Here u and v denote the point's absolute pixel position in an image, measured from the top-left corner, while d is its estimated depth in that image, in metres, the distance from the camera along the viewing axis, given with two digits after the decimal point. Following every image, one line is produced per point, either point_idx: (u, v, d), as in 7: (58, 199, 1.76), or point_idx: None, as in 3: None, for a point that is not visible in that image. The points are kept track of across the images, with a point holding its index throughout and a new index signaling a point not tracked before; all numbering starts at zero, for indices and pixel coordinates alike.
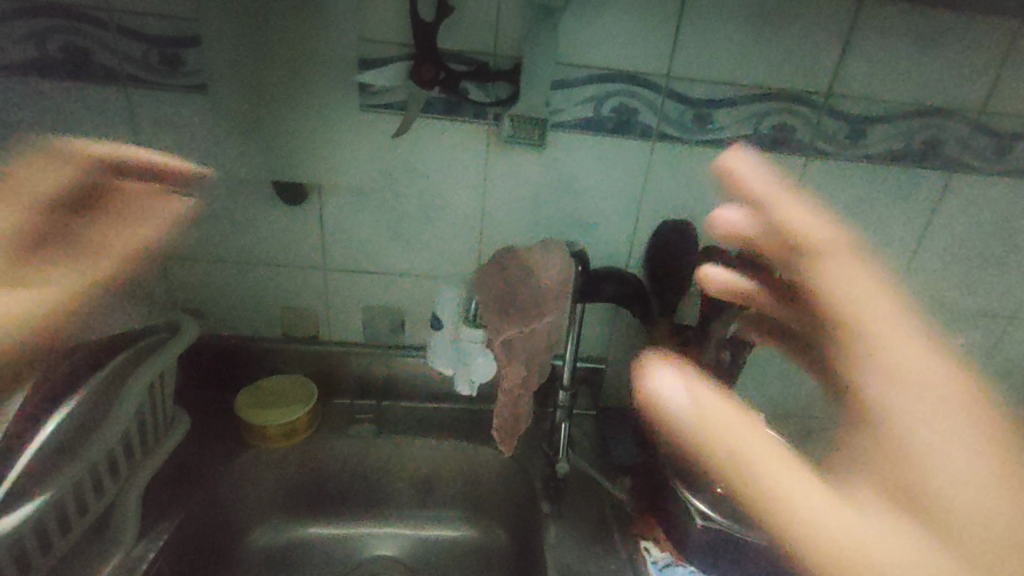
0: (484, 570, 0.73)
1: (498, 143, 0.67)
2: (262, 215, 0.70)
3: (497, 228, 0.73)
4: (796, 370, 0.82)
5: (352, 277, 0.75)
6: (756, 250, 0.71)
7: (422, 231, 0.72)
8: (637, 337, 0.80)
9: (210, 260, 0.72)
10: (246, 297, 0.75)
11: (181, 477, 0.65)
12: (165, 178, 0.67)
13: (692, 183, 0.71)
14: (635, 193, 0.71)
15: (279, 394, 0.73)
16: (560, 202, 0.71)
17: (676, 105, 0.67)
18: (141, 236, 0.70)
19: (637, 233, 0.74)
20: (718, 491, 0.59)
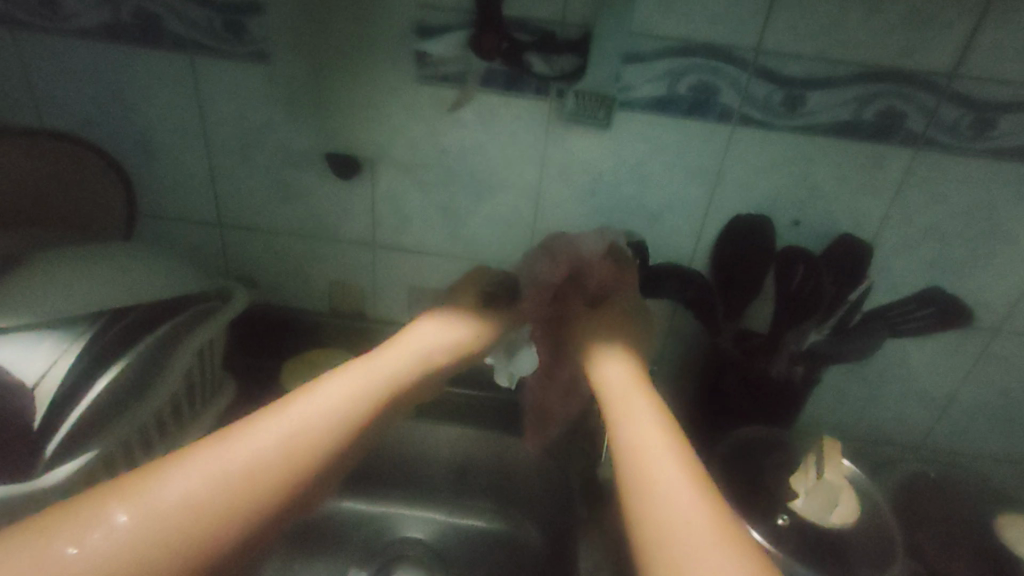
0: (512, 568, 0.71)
1: (559, 121, 0.62)
2: (313, 187, 0.69)
3: (551, 214, 0.68)
4: (883, 392, 0.72)
5: (399, 255, 0.73)
6: (844, 251, 0.63)
7: (472, 212, 0.69)
8: (696, 340, 0.73)
9: (264, 231, 0.73)
10: (297, 268, 0.75)
11: None
12: (224, 147, 0.67)
13: (774, 173, 0.63)
14: (706, 183, 0.64)
15: (321, 366, 0.73)
16: (622, 188, 0.66)
17: (764, 84, 0.59)
18: (201, 204, 0.71)
19: (706, 227, 0.67)
20: (780, 522, 0.51)
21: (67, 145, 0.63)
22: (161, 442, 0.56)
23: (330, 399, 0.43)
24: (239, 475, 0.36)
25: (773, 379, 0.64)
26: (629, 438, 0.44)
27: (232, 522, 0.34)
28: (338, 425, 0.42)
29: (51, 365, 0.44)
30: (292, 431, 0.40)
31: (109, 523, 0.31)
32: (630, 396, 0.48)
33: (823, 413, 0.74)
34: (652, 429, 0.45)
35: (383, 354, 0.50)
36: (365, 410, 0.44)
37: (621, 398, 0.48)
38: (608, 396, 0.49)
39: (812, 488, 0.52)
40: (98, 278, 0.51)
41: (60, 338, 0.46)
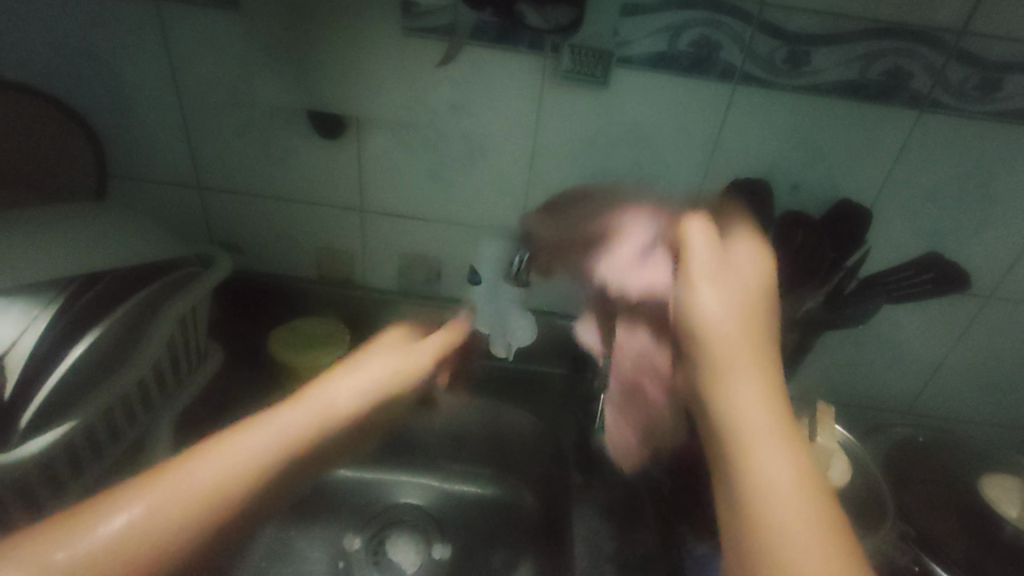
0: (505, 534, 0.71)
1: (553, 78, 0.59)
2: (295, 148, 0.66)
3: (545, 178, 0.66)
4: (875, 358, 0.72)
5: (388, 221, 0.71)
6: (844, 217, 0.62)
7: (463, 175, 0.67)
8: None
9: (245, 195, 0.70)
10: (282, 234, 0.73)
11: (211, 412, 0.68)
12: (199, 105, 0.63)
13: (774, 135, 0.61)
14: (705, 145, 0.62)
15: (310, 335, 0.72)
16: (618, 151, 0.63)
17: (767, 41, 0.56)
18: (178, 167, 0.67)
19: (703, 191, 0.65)
20: None
21: (39, 102, 0.60)
22: (145, 413, 0.55)
23: (271, 434, 0.39)
24: (155, 518, 0.34)
25: (770, 345, 0.65)
26: (718, 392, 0.36)
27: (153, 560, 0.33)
28: (277, 458, 0.39)
29: (22, 332, 0.43)
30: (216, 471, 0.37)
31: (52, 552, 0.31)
32: (738, 296, 0.39)
33: (814, 379, 0.74)
34: (744, 345, 0.37)
35: (345, 376, 0.45)
36: (313, 438, 0.41)
37: (725, 312, 0.38)
38: (691, 269, 0.41)
39: (804, 454, 0.51)
40: (69, 243, 0.49)
41: (31, 304, 0.44)
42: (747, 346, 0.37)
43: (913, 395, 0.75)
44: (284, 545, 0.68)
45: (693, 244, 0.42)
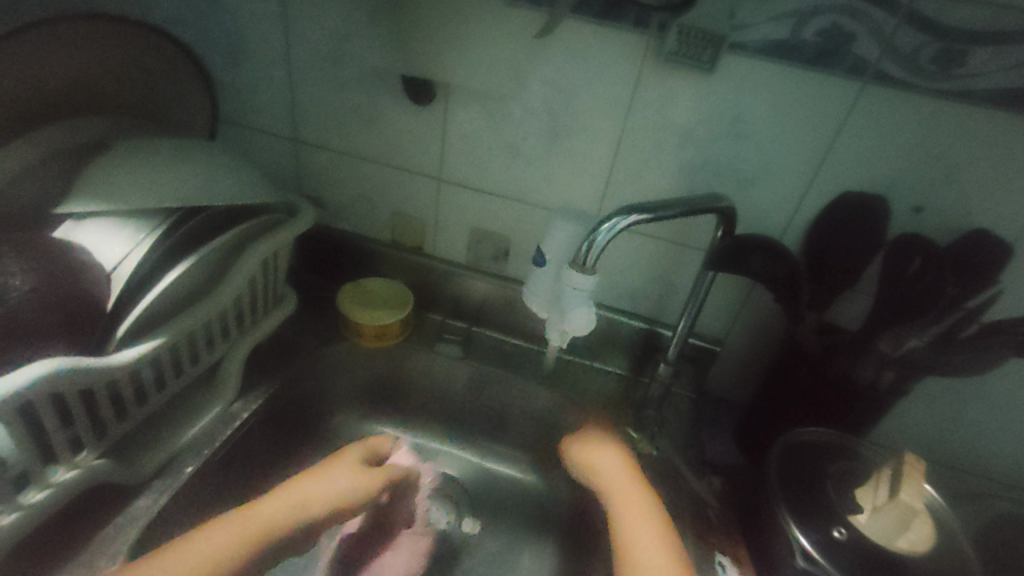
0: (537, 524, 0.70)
1: (655, 60, 0.56)
2: (386, 111, 0.67)
3: (630, 167, 0.63)
4: (987, 417, 0.62)
5: (464, 193, 0.71)
6: (977, 249, 0.54)
7: (545, 155, 0.65)
8: (771, 326, 0.67)
9: (335, 152, 0.72)
10: (362, 195, 0.75)
11: (281, 352, 0.70)
12: (305, 61, 0.66)
13: (905, 144, 0.53)
14: (817, 148, 0.56)
15: (377, 295, 0.75)
16: (714, 147, 0.59)
17: (914, 35, 0.49)
18: (279, 118, 0.71)
19: (807, 200, 0.59)
20: (836, 534, 0.46)
21: (150, 37, 0.61)
22: (223, 342, 0.59)
23: (230, 530, 0.46)
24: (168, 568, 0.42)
25: (853, 383, 0.56)
26: (626, 544, 0.52)
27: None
28: (218, 564, 0.44)
29: (130, 252, 0.47)
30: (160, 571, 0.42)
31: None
32: (636, 515, 0.54)
33: (904, 428, 0.66)
34: (637, 511, 0.54)
35: (316, 476, 0.54)
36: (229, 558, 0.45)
37: (623, 498, 0.56)
38: (617, 504, 0.56)
39: (880, 505, 0.47)
40: (178, 174, 0.53)
41: (137, 230, 0.49)
42: (636, 503, 0.55)
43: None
44: None
45: (600, 462, 0.60)
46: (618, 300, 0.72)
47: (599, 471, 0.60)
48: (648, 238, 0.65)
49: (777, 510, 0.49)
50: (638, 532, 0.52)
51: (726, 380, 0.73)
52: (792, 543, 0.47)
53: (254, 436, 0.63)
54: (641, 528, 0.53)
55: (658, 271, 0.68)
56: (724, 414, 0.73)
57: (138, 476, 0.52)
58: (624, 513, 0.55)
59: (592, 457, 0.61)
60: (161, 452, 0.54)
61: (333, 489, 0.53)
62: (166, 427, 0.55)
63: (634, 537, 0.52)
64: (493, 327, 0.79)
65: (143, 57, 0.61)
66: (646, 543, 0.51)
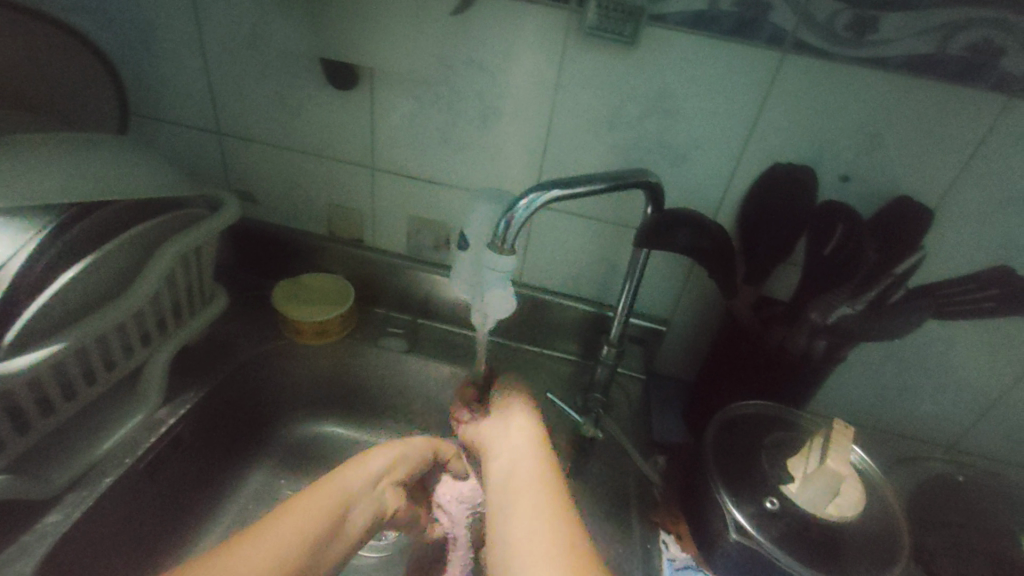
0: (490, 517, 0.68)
1: (577, 36, 0.54)
2: (310, 98, 0.64)
3: (563, 148, 0.61)
4: (919, 382, 0.63)
5: (398, 181, 0.68)
6: (892, 220, 0.55)
7: (477, 138, 0.63)
8: (713, 303, 0.67)
9: (261, 144, 0.69)
10: (294, 188, 0.72)
11: (213, 355, 0.67)
12: (219, 47, 0.62)
13: (828, 113, 0.53)
14: (744, 121, 0.55)
15: (316, 291, 0.72)
16: (644, 123, 0.58)
17: (828, 2, 0.48)
18: (198, 109, 0.67)
19: (737, 174, 0.59)
20: (768, 505, 0.46)
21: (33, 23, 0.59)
22: (143, 347, 0.56)
23: (301, 515, 0.43)
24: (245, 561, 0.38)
25: (790, 353, 0.56)
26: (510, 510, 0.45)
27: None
28: (298, 548, 0.40)
29: (13, 255, 0.44)
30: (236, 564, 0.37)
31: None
32: (524, 475, 0.48)
33: (844, 397, 0.67)
34: (527, 470, 0.49)
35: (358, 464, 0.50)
36: (310, 538, 0.41)
37: (516, 462, 0.50)
38: (509, 469, 0.50)
39: (810, 473, 0.45)
40: (74, 167, 0.49)
41: (21, 230, 0.45)
42: (528, 463, 0.50)
43: (960, 430, 0.66)
44: (270, 491, 0.69)
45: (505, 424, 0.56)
46: (561, 284, 0.71)
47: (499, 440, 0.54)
48: (586, 220, 0.65)
49: (712, 484, 0.49)
50: (522, 492, 0.46)
51: (674, 360, 0.73)
52: (726, 518, 0.47)
53: (182, 444, 0.60)
54: (528, 485, 0.47)
55: (600, 252, 0.67)
56: (672, 393, 0.73)
57: (46, 492, 0.48)
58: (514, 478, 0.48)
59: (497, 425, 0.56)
60: (74, 465, 0.50)
61: (390, 461, 0.52)
62: (80, 440, 0.52)
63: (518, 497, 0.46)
64: (440, 318, 0.78)
65: (26, 41, 0.59)
66: (522, 492, 0.46)
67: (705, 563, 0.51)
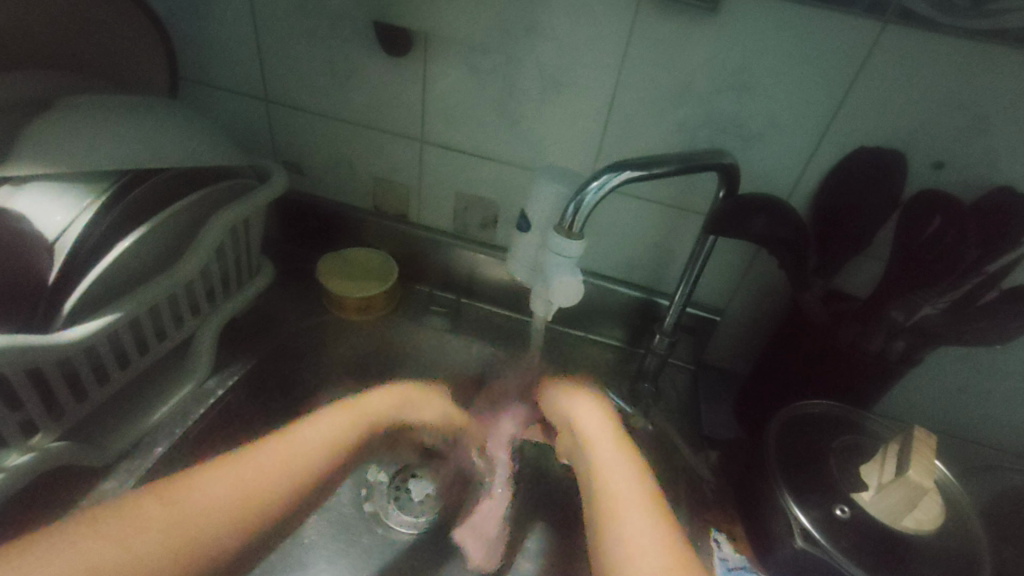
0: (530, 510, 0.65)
1: (652, 1, 0.50)
2: (361, 66, 0.62)
3: (626, 125, 0.58)
4: (1001, 389, 0.58)
5: (448, 156, 0.66)
6: (998, 210, 0.49)
7: (534, 111, 0.59)
8: (776, 295, 0.63)
9: (309, 113, 0.67)
10: (341, 160, 0.70)
11: (261, 326, 0.67)
12: (269, 9, 0.60)
13: (929, 92, 0.48)
14: (830, 100, 0.51)
15: (361, 266, 0.71)
16: (717, 100, 0.54)
17: None
18: (248, 75, 0.66)
19: (816, 157, 0.54)
20: (838, 513, 0.43)
21: None
22: (193, 318, 0.56)
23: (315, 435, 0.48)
24: (264, 474, 0.43)
25: (861, 353, 0.52)
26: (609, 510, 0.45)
27: (205, 517, 0.39)
28: (319, 455, 0.47)
29: (74, 218, 0.44)
30: (254, 474, 0.43)
31: (102, 540, 0.36)
32: (609, 450, 0.51)
33: (912, 401, 0.63)
34: (612, 444, 0.51)
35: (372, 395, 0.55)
36: (326, 459, 0.47)
37: (596, 444, 0.51)
38: (594, 453, 0.51)
39: (887, 483, 0.42)
40: (129, 133, 0.48)
41: (81, 195, 0.45)
42: (618, 460, 0.49)
43: None
44: None
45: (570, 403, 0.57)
46: (613, 268, 0.68)
47: (580, 422, 0.54)
48: (645, 202, 0.61)
49: (774, 485, 0.46)
50: (612, 466, 0.49)
51: (726, 352, 0.70)
52: (789, 522, 0.44)
53: (232, 412, 0.61)
54: (624, 481, 0.47)
55: (656, 238, 0.64)
56: (722, 387, 0.70)
57: (102, 458, 0.49)
58: (607, 473, 0.49)
59: (569, 407, 0.57)
60: (127, 434, 0.51)
61: (403, 405, 0.57)
62: (134, 407, 0.53)
63: (615, 492, 0.47)
64: (483, 298, 0.76)
65: None
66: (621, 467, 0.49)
67: (758, 564, 0.49)
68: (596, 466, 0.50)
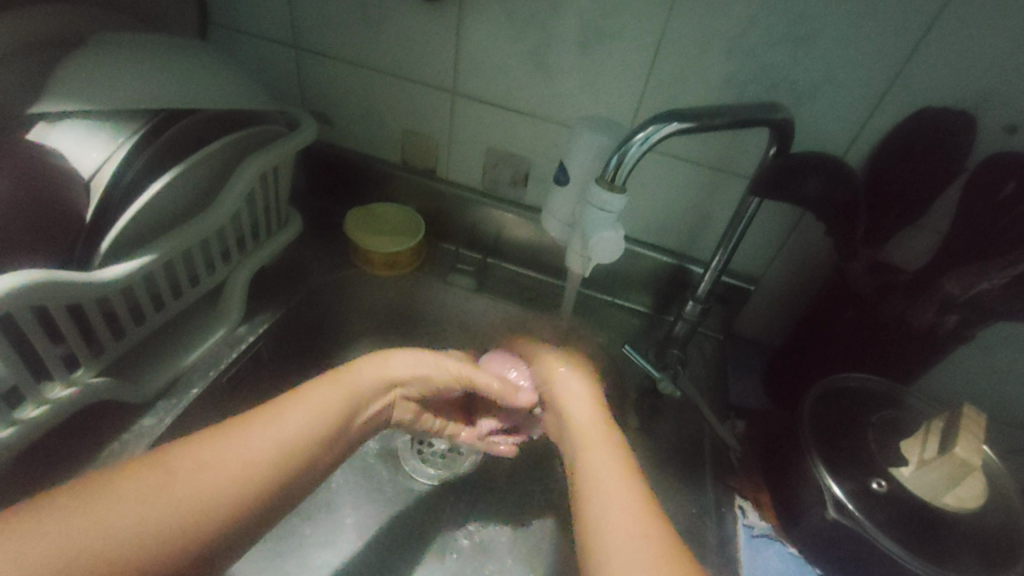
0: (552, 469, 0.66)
1: None
2: (391, 8, 0.59)
3: (670, 78, 0.54)
4: None
5: (480, 108, 0.63)
6: None
7: (572, 60, 0.56)
8: (817, 264, 0.60)
9: (338, 59, 0.65)
10: (370, 110, 0.68)
11: (289, 276, 0.67)
12: None
13: (1014, 44, 0.44)
14: (899, 52, 0.47)
15: (388, 221, 0.70)
16: (772, 51, 0.50)
17: None
18: (276, 18, 0.64)
19: (875, 116, 0.51)
20: (875, 486, 0.42)
21: None
22: (224, 265, 0.56)
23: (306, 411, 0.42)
24: (252, 454, 0.38)
25: (908, 327, 0.50)
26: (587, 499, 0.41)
27: (189, 504, 0.35)
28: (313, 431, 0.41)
29: (109, 155, 0.44)
30: (237, 449, 0.38)
31: (83, 518, 0.32)
32: (588, 432, 0.46)
33: (955, 380, 0.60)
34: (587, 425, 0.47)
35: (364, 363, 0.48)
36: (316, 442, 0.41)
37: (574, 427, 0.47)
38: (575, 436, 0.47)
39: (928, 461, 0.41)
40: (159, 71, 0.47)
41: (114, 133, 0.45)
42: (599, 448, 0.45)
43: None
44: None
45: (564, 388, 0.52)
46: (646, 232, 0.66)
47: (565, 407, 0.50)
48: (685, 162, 0.58)
49: (808, 456, 0.45)
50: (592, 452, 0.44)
51: (759, 322, 0.68)
52: (823, 493, 0.43)
53: (260, 360, 0.62)
54: (601, 458, 0.44)
55: (694, 200, 0.61)
56: (752, 358, 0.69)
57: (140, 396, 0.50)
58: (584, 459, 0.44)
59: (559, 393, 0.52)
60: (163, 375, 0.52)
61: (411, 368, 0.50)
62: (168, 350, 0.54)
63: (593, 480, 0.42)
64: (510, 258, 0.75)
65: None
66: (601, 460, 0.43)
67: (783, 530, 0.49)
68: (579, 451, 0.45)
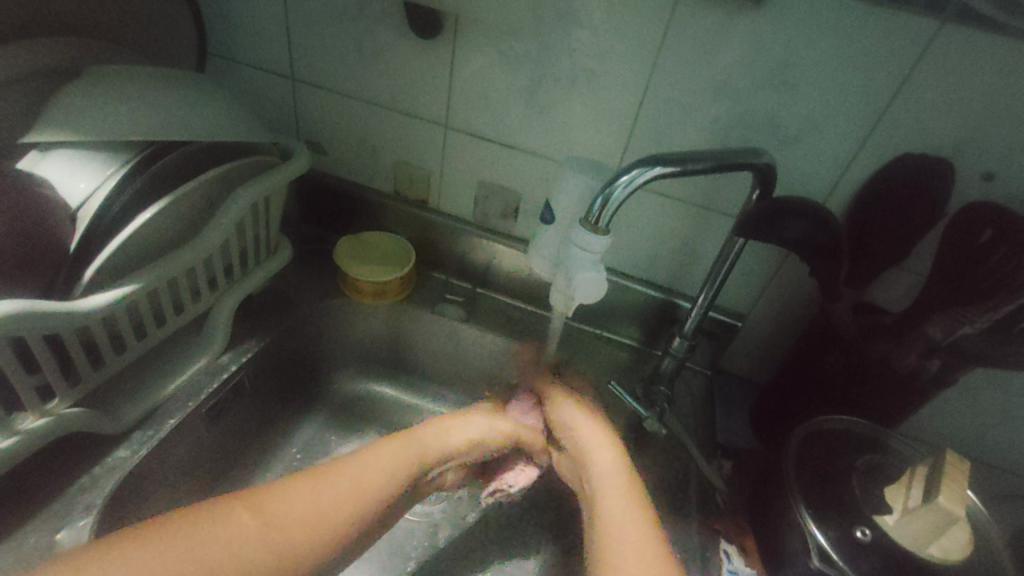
0: (538, 506, 0.64)
1: None
2: (388, 47, 0.60)
3: (657, 119, 0.56)
4: None
5: (472, 143, 0.65)
6: None
7: (563, 99, 0.58)
8: (802, 303, 0.61)
9: (334, 92, 0.66)
10: (364, 142, 0.70)
11: (276, 303, 0.67)
12: None
13: (986, 98, 0.45)
14: (876, 101, 0.48)
15: (378, 251, 0.70)
16: (755, 98, 0.51)
17: None
18: (275, 52, 0.65)
19: (856, 161, 0.52)
20: (859, 535, 0.42)
21: None
22: (211, 293, 0.56)
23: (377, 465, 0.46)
24: (330, 503, 0.42)
25: (893, 370, 0.50)
26: (612, 548, 0.45)
27: (273, 536, 0.39)
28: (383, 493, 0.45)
29: (97, 187, 0.44)
30: (317, 505, 0.42)
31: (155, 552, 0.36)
32: (608, 482, 0.50)
33: (938, 422, 0.60)
34: (606, 477, 0.50)
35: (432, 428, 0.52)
36: (387, 490, 0.45)
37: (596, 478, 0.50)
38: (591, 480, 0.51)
39: (913, 509, 0.40)
40: (154, 102, 0.47)
41: (105, 165, 0.45)
42: (616, 502, 0.48)
43: None
44: (324, 439, 0.70)
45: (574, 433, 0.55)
46: (634, 266, 0.66)
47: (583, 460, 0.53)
48: (671, 200, 0.59)
49: (791, 500, 0.45)
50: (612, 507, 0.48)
51: (746, 359, 0.69)
52: (806, 540, 0.43)
53: (244, 389, 0.61)
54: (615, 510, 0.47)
55: (680, 237, 0.62)
56: (739, 394, 0.69)
57: (116, 426, 0.49)
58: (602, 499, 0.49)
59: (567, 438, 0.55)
60: (141, 404, 0.51)
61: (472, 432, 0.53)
62: (148, 378, 0.53)
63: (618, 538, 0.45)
64: (499, 289, 0.75)
65: None
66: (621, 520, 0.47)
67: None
68: (604, 512, 0.47)
